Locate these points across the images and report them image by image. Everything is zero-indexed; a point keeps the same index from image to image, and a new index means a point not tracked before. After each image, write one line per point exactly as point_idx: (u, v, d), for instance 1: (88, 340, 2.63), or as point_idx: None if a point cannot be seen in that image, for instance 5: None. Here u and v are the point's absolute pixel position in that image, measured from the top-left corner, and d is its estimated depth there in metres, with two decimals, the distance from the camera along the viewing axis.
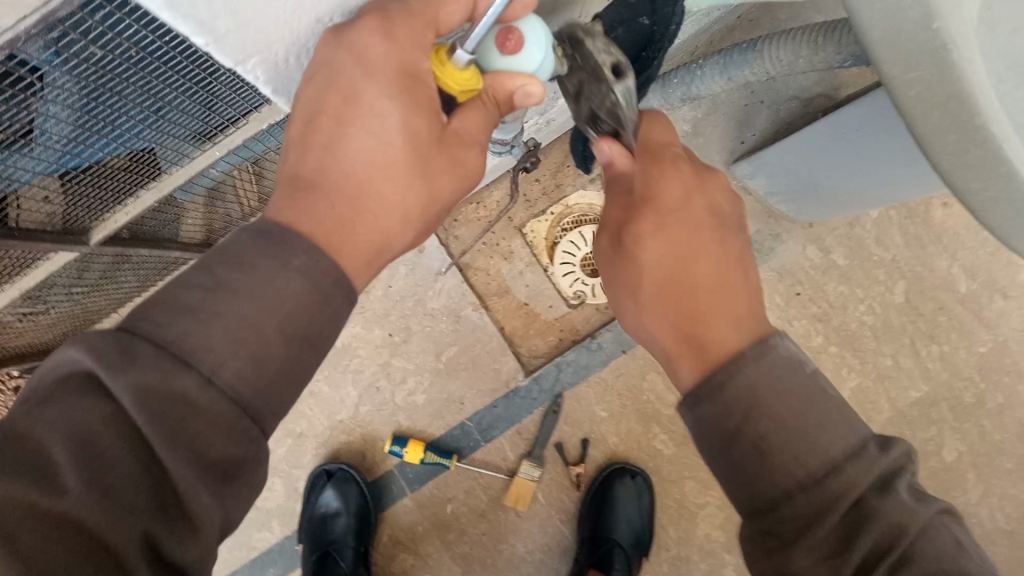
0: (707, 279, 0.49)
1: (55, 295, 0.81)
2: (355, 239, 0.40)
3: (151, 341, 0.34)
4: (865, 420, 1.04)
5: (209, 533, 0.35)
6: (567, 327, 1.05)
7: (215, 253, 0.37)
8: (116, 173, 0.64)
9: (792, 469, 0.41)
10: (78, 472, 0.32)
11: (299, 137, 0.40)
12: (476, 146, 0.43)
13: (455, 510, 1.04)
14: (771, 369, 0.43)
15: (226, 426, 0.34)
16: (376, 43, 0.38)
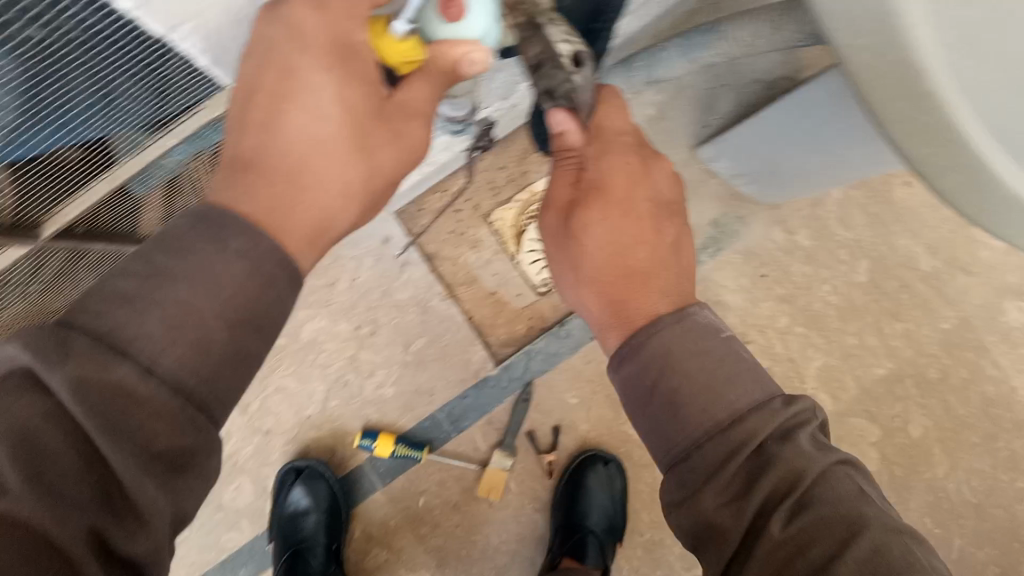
0: (636, 255, 0.52)
1: (9, 291, 0.79)
2: (297, 215, 0.41)
3: (90, 333, 0.34)
4: (831, 398, 1.05)
5: (160, 521, 0.36)
6: (536, 315, 1.04)
7: (152, 242, 0.37)
8: (66, 166, 0.63)
9: (699, 420, 0.45)
10: (16, 474, 0.32)
11: (239, 115, 0.43)
12: (420, 118, 0.46)
13: (427, 503, 1.03)
14: (688, 332, 0.47)
15: (169, 415, 0.35)
16: (310, 16, 0.41)
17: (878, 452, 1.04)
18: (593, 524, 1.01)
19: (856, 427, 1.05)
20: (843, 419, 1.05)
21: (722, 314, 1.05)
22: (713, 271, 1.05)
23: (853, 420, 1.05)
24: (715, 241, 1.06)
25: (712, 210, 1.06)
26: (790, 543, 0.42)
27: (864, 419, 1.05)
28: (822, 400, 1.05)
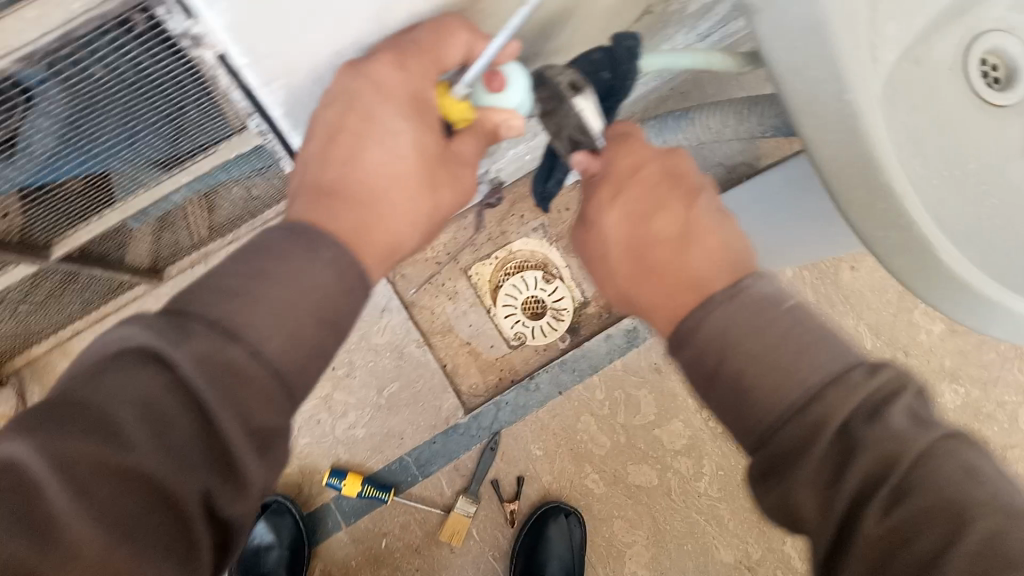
0: (675, 233, 0.46)
1: (3, 309, 0.81)
2: (375, 238, 0.42)
3: (202, 319, 0.34)
4: None
5: (256, 492, 0.35)
6: (508, 366, 1.08)
7: (252, 249, 0.38)
8: (86, 190, 0.64)
9: (762, 404, 0.40)
10: (141, 430, 0.31)
11: (317, 151, 0.42)
12: (472, 165, 0.47)
13: (390, 545, 1.05)
14: (743, 308, 0.42)
15: (269, 396, 0.35)
16: (392, 75, 0.40)
17: None
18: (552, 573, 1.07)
19: None
20: None
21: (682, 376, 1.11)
22: None
23: None
24: None
25: None
26: (890, 538, 0.35)
27: None
28: None
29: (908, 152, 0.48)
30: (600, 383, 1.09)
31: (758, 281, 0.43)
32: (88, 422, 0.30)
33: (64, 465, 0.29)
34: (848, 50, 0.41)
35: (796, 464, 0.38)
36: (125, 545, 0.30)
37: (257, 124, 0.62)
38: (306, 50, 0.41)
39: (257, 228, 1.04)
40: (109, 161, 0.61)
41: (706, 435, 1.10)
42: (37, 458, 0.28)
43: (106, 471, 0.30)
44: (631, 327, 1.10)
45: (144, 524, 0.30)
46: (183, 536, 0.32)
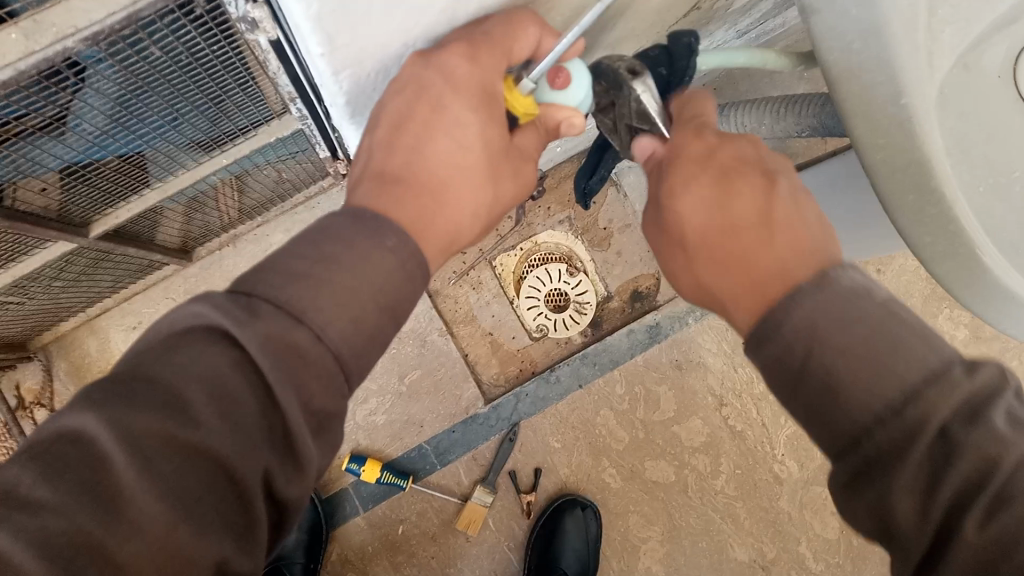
0: (751, 225, 0.42)
1: (36, 286, 0.82)
2: (436, 226, 0.42)
3: (270, 300, 0.35)
4: (798, 465, 1.10)
5: (312, 471, 0.35)
6: (529, 358, 1.08)
7: (317, 233, 0.39)
8: (127, 172, 0.65)
9: (856, 413, 0.35)
10: (209, 408, 0.32)
11: (382, 139, 0.43)
12: (534, 160, 0.49)
13: (406, 531, 1.06)
14: (832, 298, 0.37)
15: (328, 377, 0.35)
16: (462, 66, 0.41)
17: (838, 521, 1.09)
18: (566, 567, 1.07)
19: (820, 496, 1.09)
20: (808, 486, 1.09)
21: (703, 374, 1.10)
22: (698, 334, 1.11)
23: (818, 489, 1.09)
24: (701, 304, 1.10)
25: None
26: (989, 551, 0.31)
27: None
28: (790, 467, 1.10)
29: (956, 158, 0.48)
30: (620, 378, 1.09)
31: (844, 270, 0.38)
32: (157, 398, 0.31)
33: (133, 440, 0.30)
34: (903, 54, 0.42)
35: (890, 471, 0.34)
36: (186, 523, 0.31)
37: (298, 108, 0.64)
38: (381, 48, 0.41)
39: (285, 212, 1.04)
40: (155, 146, 0.62)
41: (725, 434, 1.10)
42: (108, 431, 0.30)
43: (174, 445, 0.31)
44: (653, 324, 1.10)
45: (205, 501, 0.31)
46: (241, 512, 0.33)
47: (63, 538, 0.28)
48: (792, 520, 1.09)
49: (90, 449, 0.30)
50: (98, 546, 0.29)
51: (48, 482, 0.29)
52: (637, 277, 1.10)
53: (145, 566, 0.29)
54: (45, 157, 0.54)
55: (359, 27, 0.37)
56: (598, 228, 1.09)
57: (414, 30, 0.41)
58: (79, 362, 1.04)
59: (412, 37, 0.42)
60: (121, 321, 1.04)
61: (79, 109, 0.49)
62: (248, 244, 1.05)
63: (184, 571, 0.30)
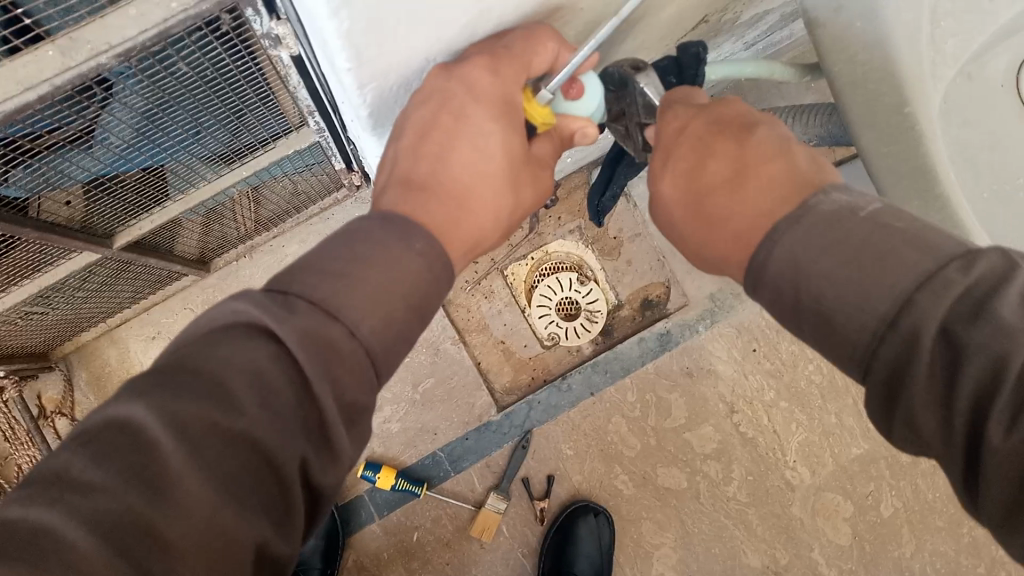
0: (727, 164, 0.40)
1: (59, 297, 0.84)
2: (463, 228, 0.44)
3: (305, 298, 0.36)
4: (810, 471, 1.10)
5: (346, 462, 0.36)
6: (540, 366, 1.10)
7: (348, 235, 0.40)
8: (150, 182, 0.66)
9: (856, 322, 0.33)
10: (251, 398, 0.33)
11: (409, 145, 0.44)
12: (549, 167, 0.50)
13: (421, 538, 1.07)
14: (812, 229, 0.35)
15: (361, 372, 0.36)
16: (486, 77, 0.42)
17: (850, 527, 1.09)
18: (580, 574, 1.08)
19: (831, 502, 1.10)
20: (820, 492, 1.10)
21: (714, 381, 1.11)
22: (708, 341, 1.11)
23: (830, 495, 1.10)
24: (711, 311, 1.11)
25: (712, 284, 1.12)
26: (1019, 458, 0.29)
27: (840, 494, 1.10)
28: (802, 473, 1.10)
29: (961, 166, 0.49)
30: (632, 386, 1.10)
31: (827, 193, 0.36)
32: (198, 389, 0.32)
33: (180, 428, 0.31)
34: (906, 66, 0.44)
35: (902, 387, 0.33)
36: (230, 505, 0.31)
37: (317, 122, 0.67)
38: (405, 62, 0.43)
39: (301, 224, 1.06)
40: (178, 158, 0.64)
41: (736, 440, 1.10)
42: (155, 418, 0.31)
43: (219, 433, 0.31)
44: (663, 331, 1.11)
45: (248, 485, 0.32)
46: (281, 499, 0.33)
47: (115, 520, 0.29)
48: (804, 526, 1.09)
49: (137, 437, 0.30)
50: (150, 528, 0.29)
51: (98, 466, 0.30)
52: (646, 285, 1.11)
53: (192, 545, 0.30)
54: (77, 165, 0.55)
55: (386, 42, 0.39)
56: (609, 237, 1.10)
57: (438, 43, 0.42)
58: (99, 372, 1.06)
59: (436, 49, 0.43)
60: (140, 332, 1.06)
61: (108, 122, 0.51)
62: (264, 255, 1.07)
63: (228, 552, 0.31)
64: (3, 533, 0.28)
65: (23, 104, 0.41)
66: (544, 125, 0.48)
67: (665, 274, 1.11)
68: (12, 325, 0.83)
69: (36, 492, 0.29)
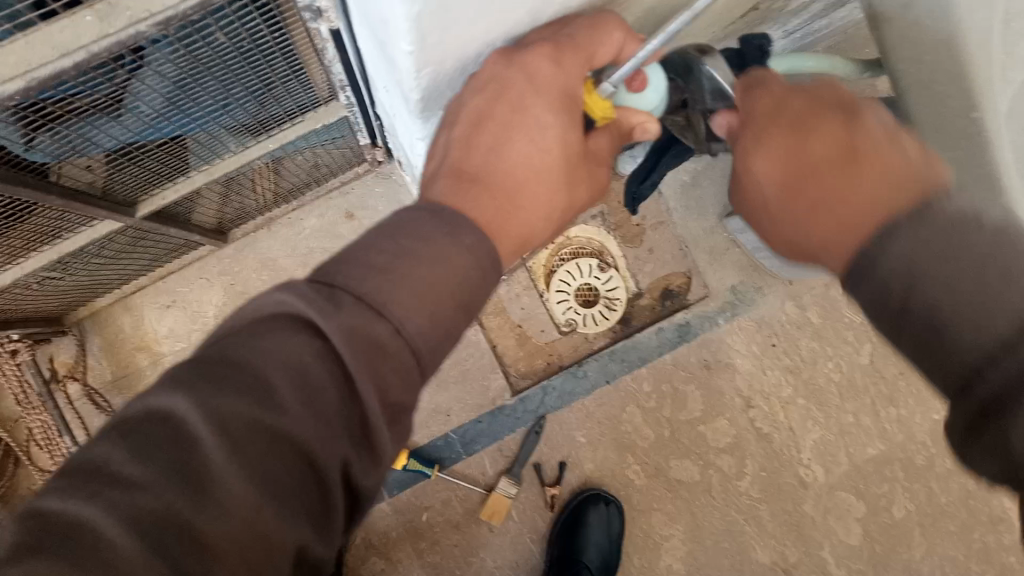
0: (829, 158, 0.44)
1: (78, 262, 0.83)
2: (512, 227, 0.43)
3: (351, 293, 0.35)
4: (824, 470, 1.09)
5: (386, 463, 0.36)
6: (556, 352, 1.08)
7: (395, 228, 0.39)
8: (176, 153, 0.65)
9: (960, 344, 0.37)
10: (294, 395, 0.32)
11: (461, 137, 0.44)
12: (605, 164, 0.49)
13: (430, 519, 1.06)
14: (931, 234, 0.38)
15: (403, 371, 0.36)
16: (547, 68, 0.42)
17: (861, 527, 1.08)
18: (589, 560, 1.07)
19: (844, 501, 1.09)
20: (833, 491, 1.09)
21: (731, 375, 1.10)
22: (728, 334, 1.10)
23: (842, 494, 1.09)
24: (732, 304, 1.10)
25: (734, 276, 1.10)
26: None
27: (852, 494, 1.09)
28: (816, 471, 1.09)
29: None
30: (649, 376, 1.09)
31: (948, 198, 0.39)
32: (243, 381, 0.32)
33: (223, 423, 0.31)
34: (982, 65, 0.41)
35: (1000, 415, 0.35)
36: (272, 503, 0.31)
37: (347, 96, 0.66)
38: (464, 47, 0.41)
39: (319, 197, 1.05)
40: (206, 128, 0.62)
41: (751, 435, 1.09)
42: (198, 411, 0.30)
43: (261, 430, 0.31)
44: (682, 323, 1.09)
45: (289, 485, 0.31)
46: (319, 501, 0.33)
47: (153, 517, 0.28)
48: (815, 524, 1.08)
49: (181, 430, 0.30)
50: (188, 527, 0.29)
51: (138, 461, 0.29)
52: (669, 275, 1.09)
53: (231, 547, 0.30)
54: (105, 135, 0.54)
55: (452, 27, 0.37)
56: (632, 224, 1.09)
57: (500, 28, 0.41)
58: (113, 338, 1.05)
59: (495, 33, 0.42)
60: (155, 299, 1.05)
61: (138, 92, 0.49)
62: (283, 228, 1.06)
63: (266, 555, 0.31)
64: (40, 527, 0.28)
65: (58, 70, 0.39)
66: (602, 117, 0.47)
67: (687, 264, 1.09)
68: (29, 288, 0.82)
69: (75, 482, 0.29)
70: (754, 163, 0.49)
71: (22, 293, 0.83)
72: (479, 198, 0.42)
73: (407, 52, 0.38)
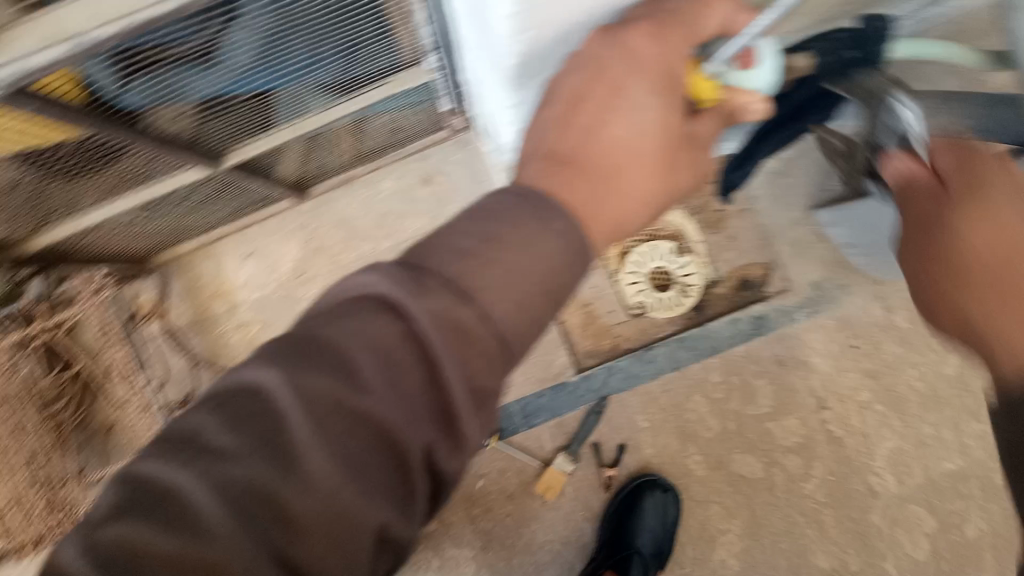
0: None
1: (165, 206, 0.84)
2: (607, 211, 0.41)
3: (439, 276, 0.35)
4: (896, 480, 1.04)
5: (472, 447, 0.35)
6: (624, 334, 1.07)
7: (485, 211, 0.38)
8: (261, 106, 0.65)
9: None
10: (376, 374, 0.32)
11: (556, 116, 0.43)
12: (705, 152, 0.47)
13: (485, 487, 1.07)
14: None
15: (487, 355, 0.35)
16: (648, 44, 0.42)
17: (931, 544, 1.03)
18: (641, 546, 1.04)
19: (914, 515, 1.04)
20: (904, 503, 1.04)
21: (806, 373, 1.06)
22: (807, 331, 1.06)
23: (913, 507, 1.04)
24: (814, 301, 1.06)
25: (818, 272, 1.05)
26: None
27: (924, 508, 1.04)
28: (888, 481, 1.05)
29: None
30: (718, 366, 1.06)
31: None
32: (329, 362, 0.32)
33: (309, 403, 0.31)
34: None
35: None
36: (354, 483, 0.31)
37: (436, 59, 0.66)
38: (561, 15, 0.40)
39: (401, 159, 1.05)
40: (293, 85, 0.61)
41: (822, 436, 1.06)
42: (285, 387, 0.32)
43: (343, 410, 0.32)
44: (760, 314, 1.06)
45: (372, 466, 0.32)
46: (400, 483, 0.33)
47: (238, 487, 0.30)
48: (882, 535, 1.04)
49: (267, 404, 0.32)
50: (271, 499, 0.30)
51: (228, 432, 0.31)
52: (748, 265, 1.06)
53: (313, 522, 0.31)
54: (199, 84, 0.54)
55: None
56: (713, 210, 1.07)
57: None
58: (194, 282, 1.08)
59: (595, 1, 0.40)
60: (237, 249, 1.08)
61: (226, 43, 0.49)
62: (362, 187, 1.06)
63: (346, 532, 0.31)
64: (140, 493, 0.30)
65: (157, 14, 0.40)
66: (708, 98, 0.45)
67: (768, 256, 1.06)
68: (119, 227, 0.85)
69: (170, 450, 0.31)
70: (960, 246, 0.48)
71: (112, 232, 0.85)
72: (575, 181, 0.40)
73: (506, 14, 0.38)
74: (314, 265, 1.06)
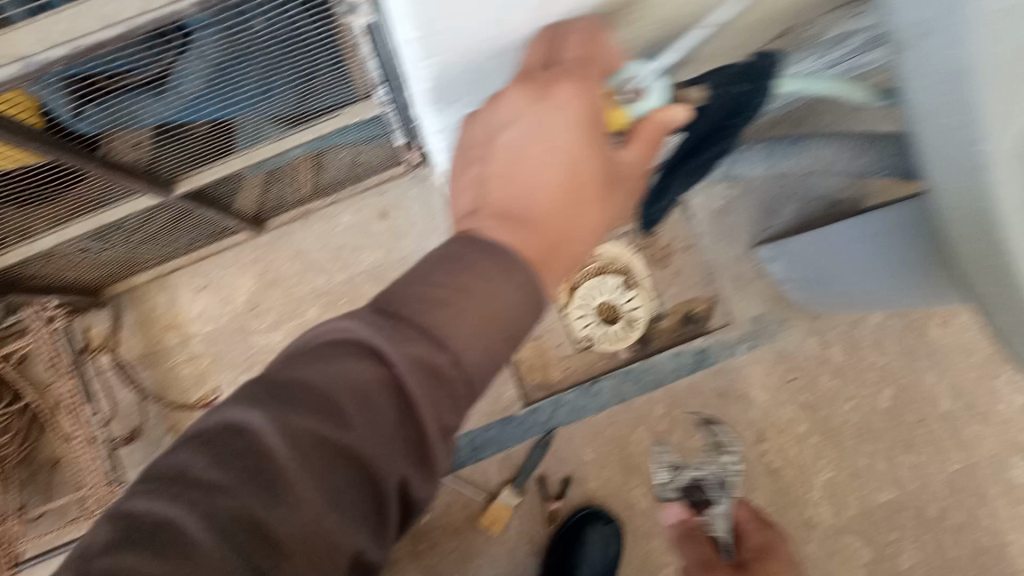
0: None
1: (118, 235, 0.86)
2: (558, 258, 0.45)
3: (417, 325, 0.38)
4: (832, 511, 1.08)
5: (442, 476, 0.39)
6: (571, 367, 1.10)
7: (451, 254, 0.41)
8: (208, 137, 0.67)
9: None
10: (358, 415, 0.36)
11: (493, 171, 0.45)
12: (635, 179, 0.50)
13: (430, 522, 1.07)
14: None
15: (459, 396, 0.39)
16: (575, 96, 0.44)
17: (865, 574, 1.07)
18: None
19: (849, 546, 1.07)
20: (840, 535, 1.08)
21: (746, 406, 1.09)
22: (746, 365, 1.10)
23: (848, 538, 1.08)
24: (753, 335, 1.10)
25: (756, 307, 1.10)
26: None
27: (859, 540, 1.07)
28: (824, 513, 1.08)
29: None
30: (662, 399, 1.09)
31: None
32: (314, 404, 0.36)
33: (293, 439, 0.35)
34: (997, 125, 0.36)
35: None
36: (333, 512, 0.36)
37: (382, 95, 0.69)
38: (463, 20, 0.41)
39: (355, 194, 1.08)
40: (246, 114, 0.64)
41: (760, 469, 1.09)
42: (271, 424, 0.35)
43: (327, 446, 0.36)
44: (701, 348, 1.10)
45: (348, 495, 0.36)
46: (375, 512, 0.37)
47: (230, 517, 0.34)
48: (819, 566, 1.07)
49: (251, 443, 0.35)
50: (261, 530, 0.34)
51: (218, 466, 0.35)
52: (691, 300, 1.10)
53: (298, 545, 0.34)
54: (149, 112, 0.56)
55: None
56: (660, 245, 1.10)
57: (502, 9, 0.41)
58: (146, 314, 1.09)
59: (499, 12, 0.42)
60: (190, 282, 1.09)
61: (178, 72, 0.52)
62: (317, 221, 1.09)
63: (329, 554, 0.35)
64: (131, 523, 0.34)
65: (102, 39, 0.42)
66: (619, 127, 0.48)
67: (711, 291, 1.10)
68: (71, 256, 0.86)
69: (162, 486, 0.35)
70: None
71: (64, 260, 0.87)
72: (527, 231, 0.43)
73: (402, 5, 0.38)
74: (267, 298, 1.09)
